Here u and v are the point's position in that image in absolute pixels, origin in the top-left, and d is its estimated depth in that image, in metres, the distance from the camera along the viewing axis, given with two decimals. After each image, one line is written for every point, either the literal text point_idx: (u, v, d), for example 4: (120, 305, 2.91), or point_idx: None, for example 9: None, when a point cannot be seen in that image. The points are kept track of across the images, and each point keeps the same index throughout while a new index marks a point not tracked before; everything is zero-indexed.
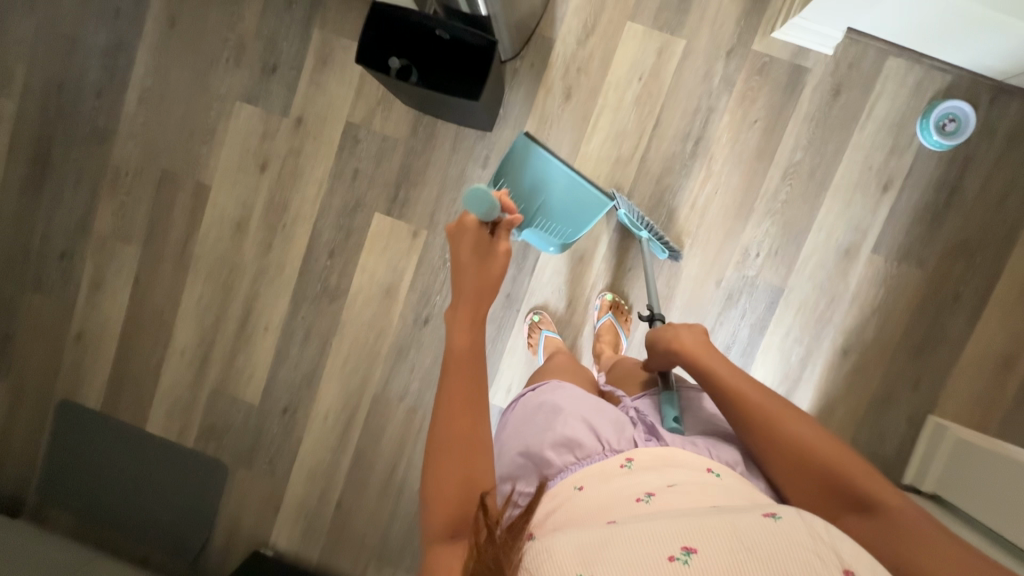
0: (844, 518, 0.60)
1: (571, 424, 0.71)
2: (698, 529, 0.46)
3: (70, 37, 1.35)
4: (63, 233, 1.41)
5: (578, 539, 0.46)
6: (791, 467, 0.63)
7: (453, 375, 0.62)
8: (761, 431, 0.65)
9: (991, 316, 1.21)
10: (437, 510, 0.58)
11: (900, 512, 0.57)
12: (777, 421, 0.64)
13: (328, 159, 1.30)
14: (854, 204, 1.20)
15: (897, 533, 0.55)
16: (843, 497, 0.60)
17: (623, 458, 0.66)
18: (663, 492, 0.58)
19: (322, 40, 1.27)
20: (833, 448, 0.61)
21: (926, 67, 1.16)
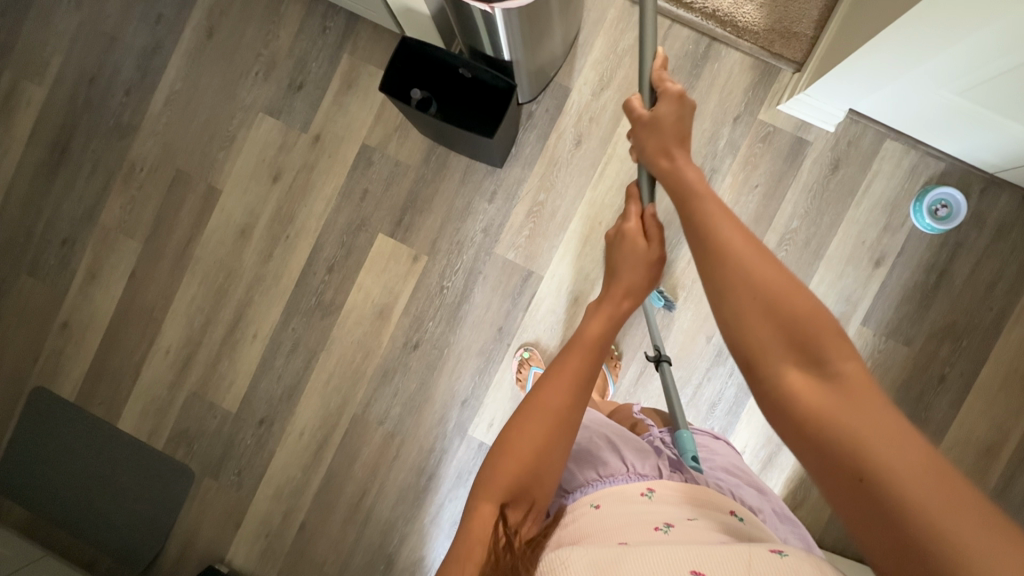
0: (788, 375, 0.46)
1: (595, 440, 0.79)
2: (706, 554, 0.49)
3: (109, 36, 1.41)
4: (69, 220, 1.42)
5: (592, 555, 0.51)
6: (745, 300, 0.49)
7: (573, 354, 0.67)
8: (722, 259, 0.52)
9: (975, 401, 1.21)
10: (508, 461, 0.61)
11: (861, 381, 0.44)
12: (745, 249, 0.51)
13: (339, 177, 1.33)
14: (846, 276, 1.23)
15: (846, 401, 0.43)
16: (797, 346, 0.47)
17: (644, 487, 0.68)
18: (681, 524, 0.59)
19: (350, 65, 1.33)
20: (803, 291, 0.48)
21: (921, 153, 1.21)
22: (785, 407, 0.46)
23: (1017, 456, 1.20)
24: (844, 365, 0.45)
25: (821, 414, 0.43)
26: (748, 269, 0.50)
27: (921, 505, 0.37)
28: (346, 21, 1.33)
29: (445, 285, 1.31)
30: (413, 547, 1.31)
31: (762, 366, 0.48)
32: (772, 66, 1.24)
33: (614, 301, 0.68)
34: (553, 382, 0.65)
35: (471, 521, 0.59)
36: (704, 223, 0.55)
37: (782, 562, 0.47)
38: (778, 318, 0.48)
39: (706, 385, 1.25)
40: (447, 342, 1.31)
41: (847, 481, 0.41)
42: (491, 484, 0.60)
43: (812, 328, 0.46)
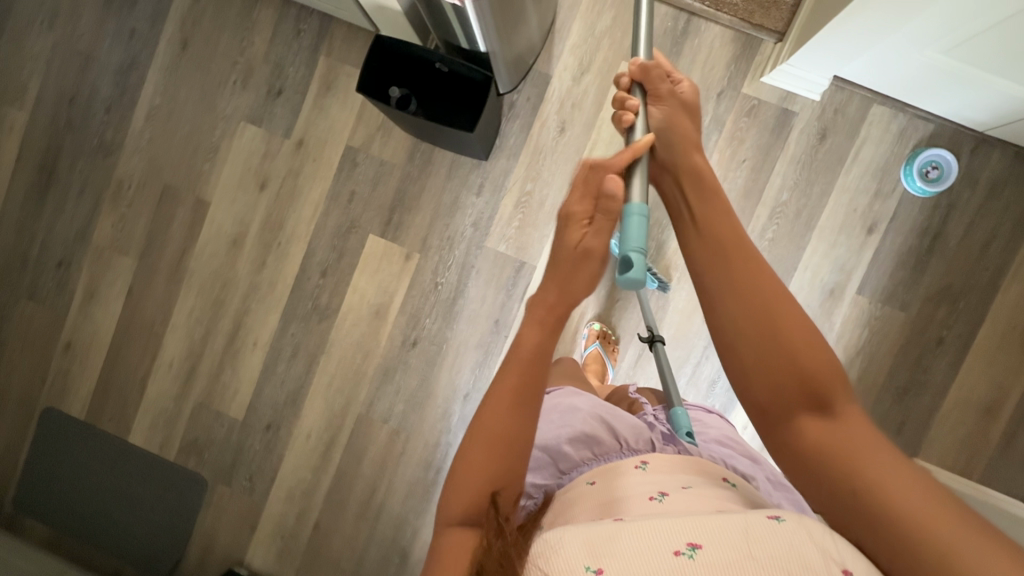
0: (799, 417, 0.56)
1: (589, 421, 0.77)
2: (703, 526, 0.49)
3: (85, 55, 1.40)
4: (62, 241, 1.43)
5: (585, 533, 0.51)
6: (763, 351, 0.58)
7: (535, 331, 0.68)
8: (739, 313, 0.60)
9: (974, 362, 1.21)
10: (483, 441, 0.63)
11: (856, 417, 0.54)
12: (765, 304, 0.60)
13: (325, 181, 1.33)
14: (839, 245, 1.22)
15: (847, 438, 0.53)
16: (807, 390, 0.56)
17: (638, 460, 0.70)
18: (675, 493, 0.62)
19: (328, 66, 1.32)
20: (812, 343, 0.58)
21: (909, 116, 1.19)
22: (796, 443, 0.56)
23: (1018, 414, 1.20)
24: (843, 408, 0.55)
25: (826, 449, 0.54)
26: (769, 322, 0.59)
27: (906, 517, 0.47)
28: (320, 22, 1.32)
29: (439, 281, 1.31)
30: (426, 539, 1.33)
31: (776, 408, 0.58)
32: (753, 37, 1.22)
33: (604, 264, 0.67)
34: (496, 387, 0.66)
35: (455, 505, 0.61)
36: (725, 276, 0.62)
37: (779, 526, 0.49)
38: (790, 366, 0.57)
39: (705, 363, 1.25)
40: (444, 338, 1.31)
41: (845, 501, 0.51)
42: (457, 501, 0.62)
43: (820, 376, 0.56)
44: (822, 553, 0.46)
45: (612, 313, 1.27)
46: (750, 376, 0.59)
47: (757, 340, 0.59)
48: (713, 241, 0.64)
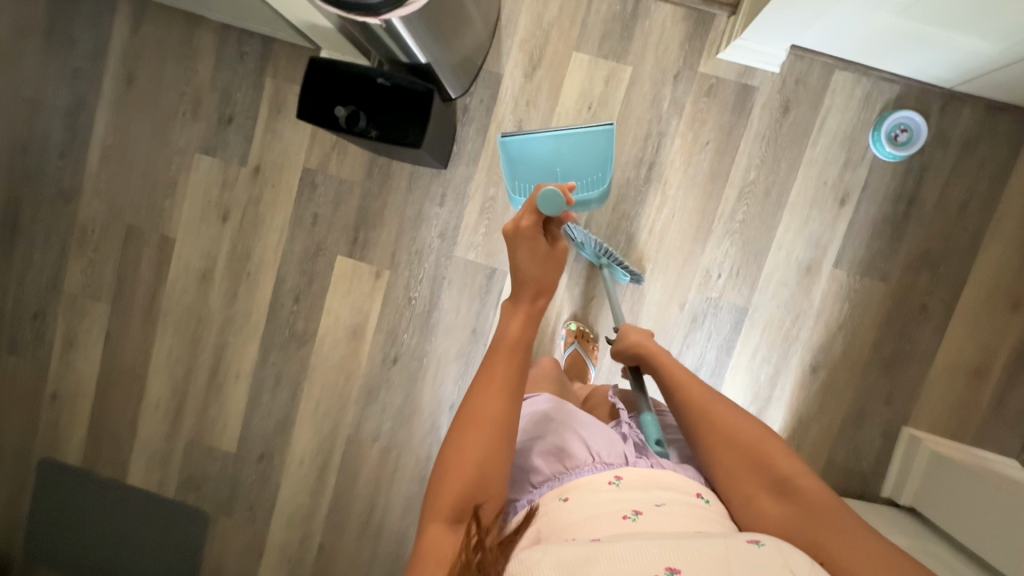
0: (761, 498, 0.66)
1: (562, 434, 0.76)
2: (680, 550, 0.52)
3: (31, 101, 1.37)
4: (35, 292, 1.42)
5: (562, 552, 0.52)
6: (722, 444, 0.70)
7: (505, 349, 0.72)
8: (692, 401, 0.74)
9: (958, 325, 1.19)
10: (470, 445, 0.65)
11: (809, 489, 0.65)
12: (708, 399, 0.74)
13: (287, 206, 1.31)
14: (812, 220, 1.19)
15: (805, 508, 0.63)
16: (764, 476, 0.67)
17: (612, 475, 0.69)
18: (650, 511, 0.63)
19: (275, 88, 1.29)
20: (755, 428, 0.70)
21: (873, 79, 1.15)
22: (765, 522, 0.65)
23: (1006, 373, 1.18)
24: (799, 483, 0.65)
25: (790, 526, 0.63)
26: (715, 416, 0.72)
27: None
28: (262, 43, 1.28)
29: (412, 296, 1.30)
30: None
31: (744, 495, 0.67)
32: (706, 12, 1.17)
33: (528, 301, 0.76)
34: (491, 393, 0.69)
35: (439, 503, 0.63)
36: (671, 381, 0.78)
37: (758, 552, 0.53)
38: (744, 451, 0.69)
39: (686, 352, 1.24)
40: (424, 352, 1.31)
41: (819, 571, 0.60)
42: (443, 501, 0.63)
43: (768, 458, 0.68)
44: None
45: (589, 312, 1.26)
46: (716, 468, 0.70)
47: (711, 425, 0.71)
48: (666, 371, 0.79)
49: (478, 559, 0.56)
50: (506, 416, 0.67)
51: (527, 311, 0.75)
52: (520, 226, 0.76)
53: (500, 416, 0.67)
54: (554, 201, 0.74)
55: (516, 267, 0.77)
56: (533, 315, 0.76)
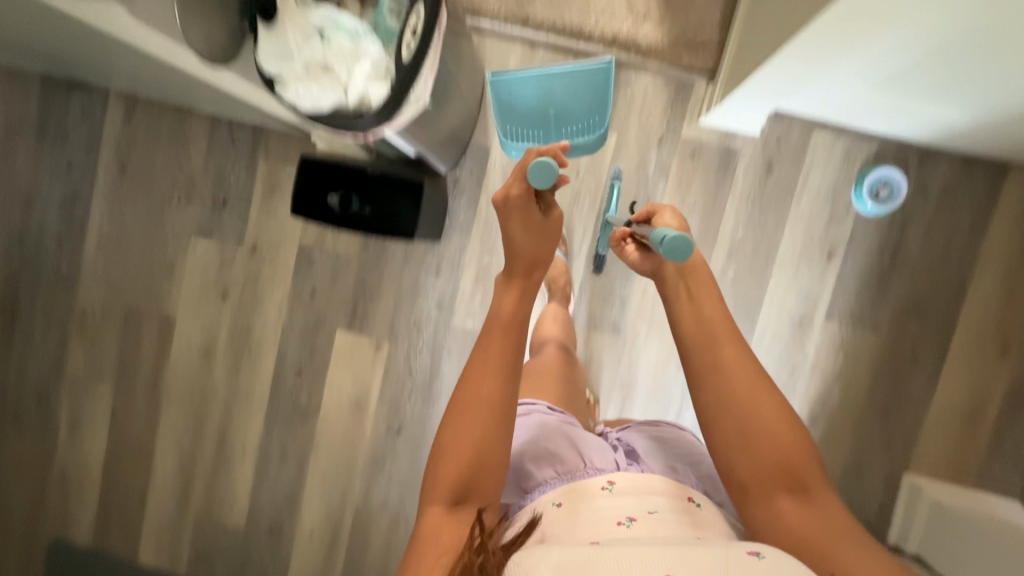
0: (777, 496, 0.64)
1: (553, 440, 0.78)
2: (681, 560, 0.51)
3: (26, 190, 1.39)
4: (38, 376, 1.43)
5: (559, 556, 0.51)
6: (750, 426, 0.66)
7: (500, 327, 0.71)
8: (737, 388, 0.67)
9: (951, 370, 1.21)
10: (463, 425, 0.66)
11: (824, 498, 0.63)
12: (743, 381, 0.68)
13: (285, 282, 1.33)
14: (801, 274, 1.21)
15: (817, 515, 0.62)
16: (783, 474, 0.64)
17: (605, 480, 0.70)
18: (643, 519, 0.64)
19: (268, 169, 1.31)
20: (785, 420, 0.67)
21: (851, 137, 1.18)
22: (772, 521, 0.63)
23: (1000, 416, 1.20)
24: (815, 488, 0.64)
25: (803, 527, 0.61)
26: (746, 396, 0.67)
27: None
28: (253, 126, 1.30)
29: (413, 365, 1.31)
30: None
31: (757, 489, 0.64)
32: (685, 80, 1.20)
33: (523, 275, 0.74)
34: (484, 375, 0.68)
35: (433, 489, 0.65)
36: (711, 344, 0.70)
37: (763, 564, 0.51)
38: (769, 444, 0.65)
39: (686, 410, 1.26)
40: (427, 420, 1.32)
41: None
42: (436, 486, 0.64)
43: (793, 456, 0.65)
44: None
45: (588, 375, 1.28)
46: (736, 452, 0.66)
47: (749, 423, 0.66)
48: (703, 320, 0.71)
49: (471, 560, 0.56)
50: (496, 398, 0.67)
51: (521, 287, 0.73)
52: (509, 197, 0.73)
53: (492, 396, 0.67)
54: (545, 172, 0.69)
55: (507, 238, 0.75)
56: (529, 290, 0.74)
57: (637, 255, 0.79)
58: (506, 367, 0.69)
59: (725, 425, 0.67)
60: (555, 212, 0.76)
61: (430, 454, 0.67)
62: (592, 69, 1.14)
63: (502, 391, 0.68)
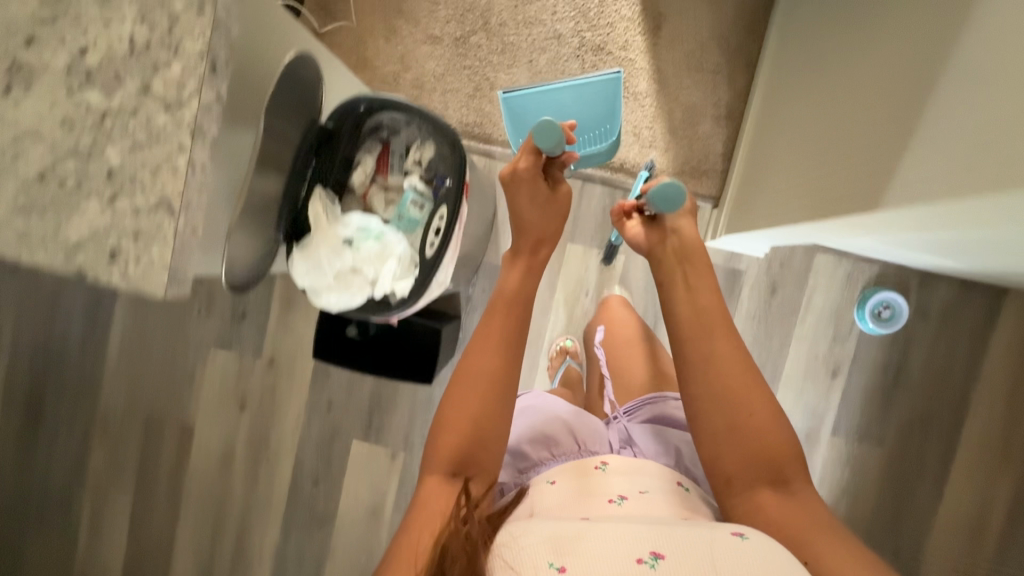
0: (759, 490, 0.68)
1: (552, 424, 0.85)
2: (666, 539, 0.56)
3: (51, 302, 1.43)
4: (60, 481, 1.46)
5: (555, 529, 0.57)
6: (726, 415, 0.72)
7: (499, 317, 0.80)
8: (728, 383, 0.72)
9: (957, 485, 1.23)
10: (465, 403, 0.73)
11: (807, 497, 0.67)
12: (731, 371, 0.73)
13: (302, 393, 1.36)
14: (806, 391, 1.24)
15: (795, 510, 0.66)
16: (765, 468, 0.69)
17: (599, 462, 0.79)
18: (633, 497, 0.71)
19: (286, 284, 1.35)
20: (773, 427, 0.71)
21: (853, 260, 1.22)
22: (758, 520, 0.66)
23: (1006, 531, 1.22)
24: (797, 484, 0.68)
25: (783, 527, 0.64)
26: (729, 384, 0.73)
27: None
28: None
29: None
30: None
31: (738, 483, 0.69)
32: None
33: (530, 253, 0.87)
34: (483, 351, 0.76)
35: (435, 459, 0.71)
36: (706, 333, 0.77)
37: (741, 545, 0.56)
38: (751, 441, 0.70)
39: None
40: None
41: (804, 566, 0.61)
42: (438, 454, 0.71)
43: (776, 453, 0.69)
44: (774, 568, 0.53)
45: None
46: (719, 442, 0.72)
47: (739, 415, 0.71)
48: (698, 308, 0.79)
49: (466, 529, 0.62)
50: (496, 376, 0.75)
51: (527, 262, 0.86)
52: (519, 169, 0.87)
53: (490, 369, 0.75)
54: (550, 133, 0.81)
55: (517, 209, 0.89)
56: (534, 266, 0.86)
57: (639, 228, 0.92)
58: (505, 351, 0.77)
59: (704, 417, 0.73)
60: (560, 185, 0.90)
61: (432, 425, 0.74)
62: (600, 81, 1.02)
63: (502, 374, 0.75)
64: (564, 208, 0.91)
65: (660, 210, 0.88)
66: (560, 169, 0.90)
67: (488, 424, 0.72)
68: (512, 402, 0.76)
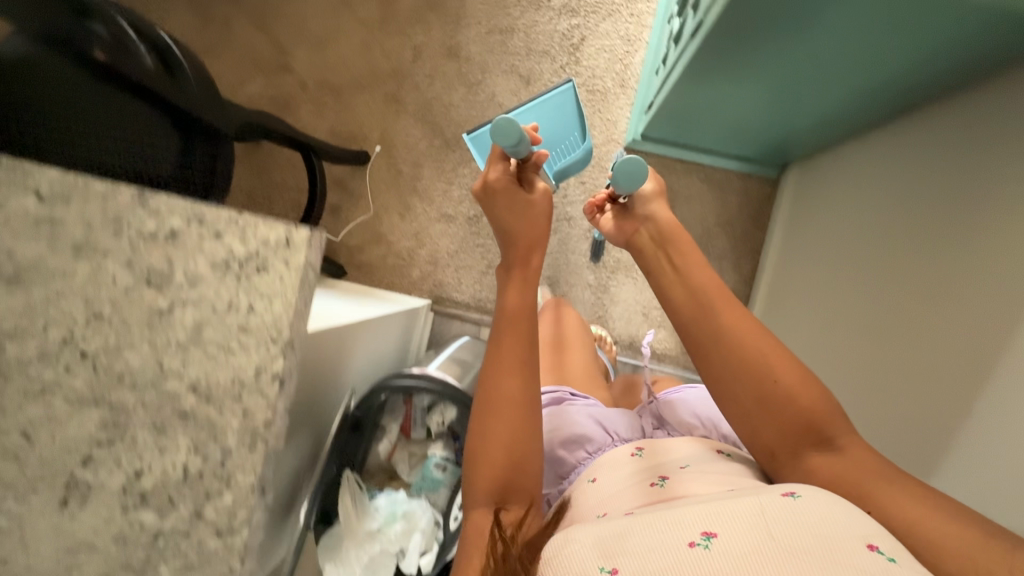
0: (805, 454, 0.64)
1: (585, 423, 0.87)
2: (717, 515, 0.49)
3: None
4: None
5: (597, 532, 0.51)
6: (745, 392, 0.66)
7: (507, 331, 0.78)
8: (746, 356, 0.67)
9: None
10: (493, 416, 0.73)
11: (855, 447, 0.63)
12: (747, 336, 0.67)
13: None
14: None
15: (848, 465, 0.62)
16: (808, 434, 0.64)
17: (634, 448, 0.79)
18: (675, 475, 0.69)
19: None
20: (804, 380, 0.65)
21: None
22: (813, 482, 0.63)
23: None
24: (844, 440, 0.64)
25: (842, 487, 0.61)
26: (756, 354, 0.67)
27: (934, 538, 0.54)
28: None
29: None
30: None
31: (781, 457, 0.66)
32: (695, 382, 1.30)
33: (522, 263, 0.85)
34: (503, 375, 0.75)
35: (471, 486, 0.70)
36: (710, 317, 0.70)
37: (795, 503, 0.49)
38: (771, 404, 0.65)
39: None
40: None
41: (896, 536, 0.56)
42: (477, 490, 0.70)
43: (816, 419, 0.64)
44: (843, 533, 0.46)
45: None
46: (755, 417, 0.66)
47: (766, 386, 0.65)
48: (695, 289, 0.73)
49: (504, 549, 0.60)
50: (518, 396, 0.74)
51: (521, 275, 0.84)
52: (491, 179, 0.87)
53: (516, 396, 0.74)
54: (511, 133, 0.80)
55: (498, 219, 0.87)
56: (529, 279, 0.84)
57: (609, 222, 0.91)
58: (523, 366, 0.76)
59: (728, 404, 0.68)
60: (536, 187, 0.88)
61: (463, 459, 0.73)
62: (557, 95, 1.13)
63: (524, 374, 0.76)
64: (546, 208, 0.87)
65: (627, 190, 0.84)
66: (534, 168, 0.89)
67: (521, 441, 0.72)
68: (539, 418, 0.75)
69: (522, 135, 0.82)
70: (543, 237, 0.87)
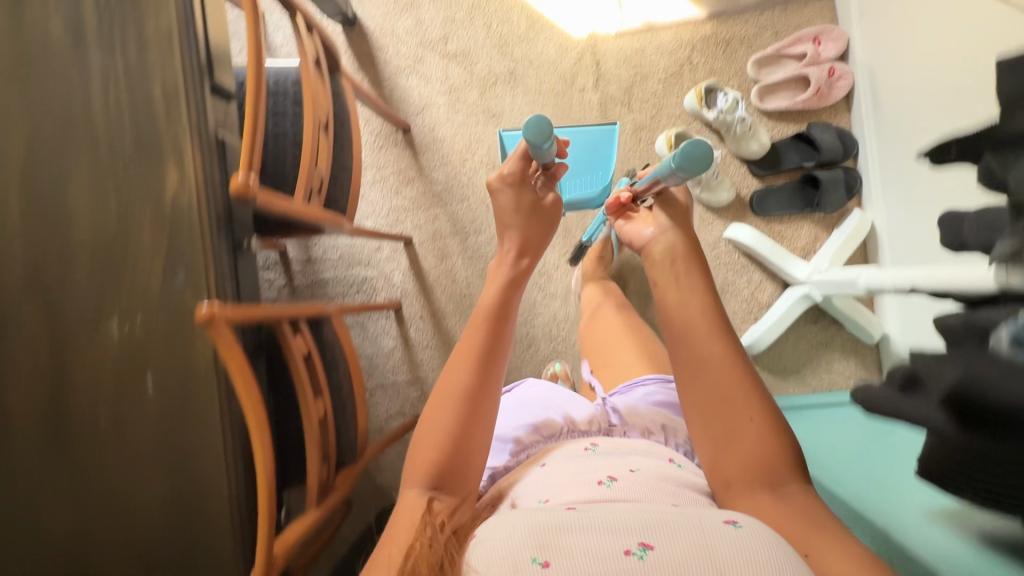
0: (759, 494, 0.60)
1: (539, 413, 0.85)
2: (654, 525, 0.50)
3: None
4: None
5: (535, 517, 0.51)
6: (730, 409, 0.63)
7: (473, 327, 0.71)
8: (716, 380, 0.64)
9: None
10: (438, 399, 0.67)
11: (800, 496, 0.59)
12: (717, 353, 0.65)
13: None
14: None
15: (787, 513, 0.57)
16: (767, 474, 0.60)
17: (589, 444, 0.75)
18: (625, 478, 0.64)
19: None
20: (751, 402, 0.63)
21: None
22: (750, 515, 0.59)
23: None
24: (792, 490, 0.59)
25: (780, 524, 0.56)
26: (710, 356, 0.65)
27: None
28: None
29: None
30: None
31: (737, 486, 0.61)
32: None
33: (510, 261, 0.76)
34: (455, 366, 0.69)
35: (410, 462, 0.66)
36: (691, 307, 0.67)
37: (737, 534, 0.49)
38: (718, 407, 0.63)
39: None
40: None
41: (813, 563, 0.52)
42: (416, 471, 0.64)
43: (768, 464, 0.61)
44: (765, 572, 0.46)
45: None
46: (699, 416, 0.65)
47: (727, 399, 0.63)
48: (676, 270, 0.69)
49: (435, 547, 0.55)
50: (473, 369, 0.68)
51: (515, 273, 0.75)
52: (505, 174, 0.80)
53: (464, 386, 0.67)
54: (543, 133, 0.69)
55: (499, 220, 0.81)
56: (518, 280, 0.75)
57: (634, 225, 0.76)
58: (486, 335, 0.69)
59: (685, 395, 0.66)
60: (551, 194, 0.81)
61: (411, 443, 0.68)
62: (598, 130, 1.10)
63: (488, 365, 0.69)
64: (552, 222, 0.81)
65: (689, 175, 0.66)
66: (556, 178, 0.82)
67: (458, 456, 0.65)
68: (492, 415, 0.69)
69: (555, 137, 0.71)
70: (538, 247, 0.79)
